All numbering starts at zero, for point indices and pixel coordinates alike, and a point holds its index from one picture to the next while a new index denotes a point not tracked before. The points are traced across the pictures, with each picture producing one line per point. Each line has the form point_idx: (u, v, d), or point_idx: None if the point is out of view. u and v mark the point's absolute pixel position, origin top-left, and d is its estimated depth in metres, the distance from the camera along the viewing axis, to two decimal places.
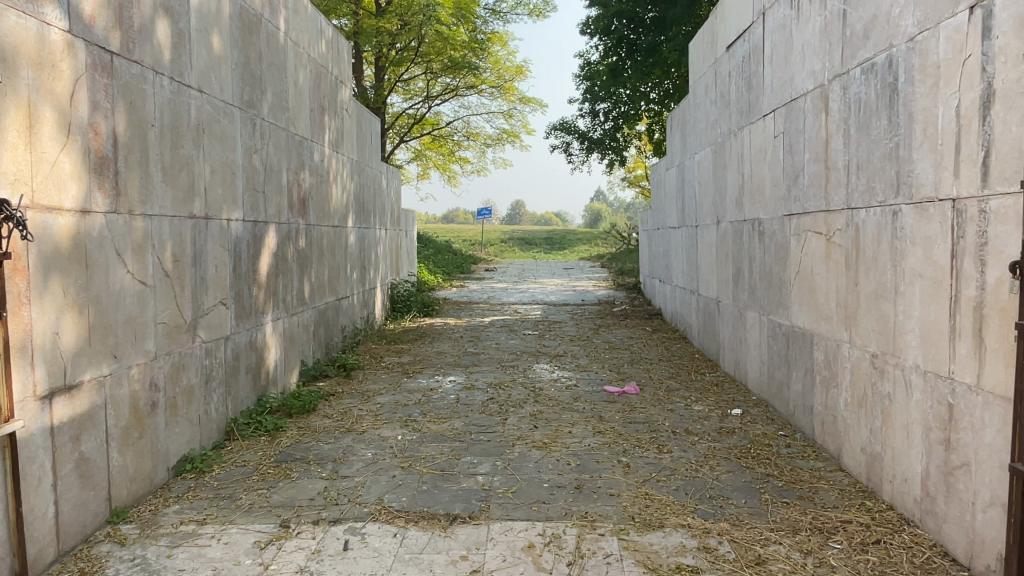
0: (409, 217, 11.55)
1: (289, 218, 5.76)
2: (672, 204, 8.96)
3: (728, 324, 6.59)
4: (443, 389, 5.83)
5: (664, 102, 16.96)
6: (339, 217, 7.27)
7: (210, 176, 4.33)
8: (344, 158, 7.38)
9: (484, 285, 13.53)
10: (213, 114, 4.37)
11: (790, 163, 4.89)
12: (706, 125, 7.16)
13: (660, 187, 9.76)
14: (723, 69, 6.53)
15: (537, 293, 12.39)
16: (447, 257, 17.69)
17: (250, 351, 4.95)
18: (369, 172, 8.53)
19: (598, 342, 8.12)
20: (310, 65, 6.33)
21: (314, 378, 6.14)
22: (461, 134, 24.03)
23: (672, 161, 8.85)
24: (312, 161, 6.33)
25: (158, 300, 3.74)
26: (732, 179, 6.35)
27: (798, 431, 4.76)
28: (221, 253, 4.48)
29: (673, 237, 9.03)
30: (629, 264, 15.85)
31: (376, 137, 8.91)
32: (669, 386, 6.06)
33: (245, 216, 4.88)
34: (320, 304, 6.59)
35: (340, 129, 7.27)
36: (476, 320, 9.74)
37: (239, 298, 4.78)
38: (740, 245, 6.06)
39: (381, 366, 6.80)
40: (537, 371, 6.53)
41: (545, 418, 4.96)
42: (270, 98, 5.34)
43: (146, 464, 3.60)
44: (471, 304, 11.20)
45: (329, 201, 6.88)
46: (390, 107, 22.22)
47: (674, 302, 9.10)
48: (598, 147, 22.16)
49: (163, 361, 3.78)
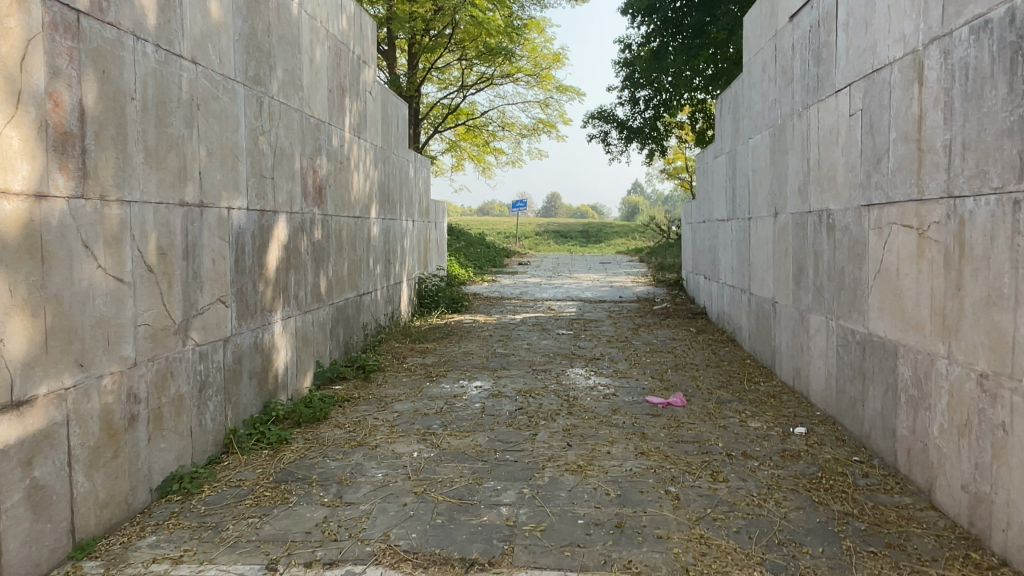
0: (439, 208, 11.05)
1: (303, 207, 5.27)
2: (721, 194, 8.27)
3: (786, 328, 5.91)
4: (468, 396, 5.29)
5: (710, 87, 16.17)
6: (361, 208, 6.78)
7: (207, 159, 3.84)
8: (367, 144, 6.88)
9: (518, 279, 12.99)
10: (210, 89, 3.88)
11: (871, 145, 4.21)
12: (764, 107, 6.46)
13: (708, 177, 9.06)
14: (785, 42, 5.83)
15: (573, 289, 11.79)
16: (480, 249, 17.18)
17: (256, 353, 4.47)
18: (395, 159, 8.04)
19: (639, 344, 7.50)
20: (329, 41, 5.83)
21: (330, 380, 5.66)
22: (496, 124, 23.47)
23: (722, 148, 8.16)
24: (330, 146, 5.84)
25: (140, 298, 3.27)
26: (795, 166, 5.66)
27: (875, 458, 4.09)
28: (220, 246, 4.00)
29: (722, 231, 8.34)
30: (670, 257, 15.17)
31: (403, 123, 8.41)
32: (720, 397, 5.42)
33: (250, 204, 4.40)
34: (339, 301, 6.11)
35: (363, 113, 6.77)
36: (508, 318, 9.19)
37: (242, 294, 4.29)
38: (804, 240, 5.39)
39: (403, 368, 6.30)
40: (572, 377, 5.95)
41: (581, 435, 4.38)
42: (281, 75, 4.85)
43: (121, 487, 3.14)
44: (503, 300, 10.66)
45: (350, 189, 6.39)
46: (424, 96, 21.76)
47: (721, 302, 8.43)
48: (637, 136, 21.41)
49: (145, 369, 3.31)
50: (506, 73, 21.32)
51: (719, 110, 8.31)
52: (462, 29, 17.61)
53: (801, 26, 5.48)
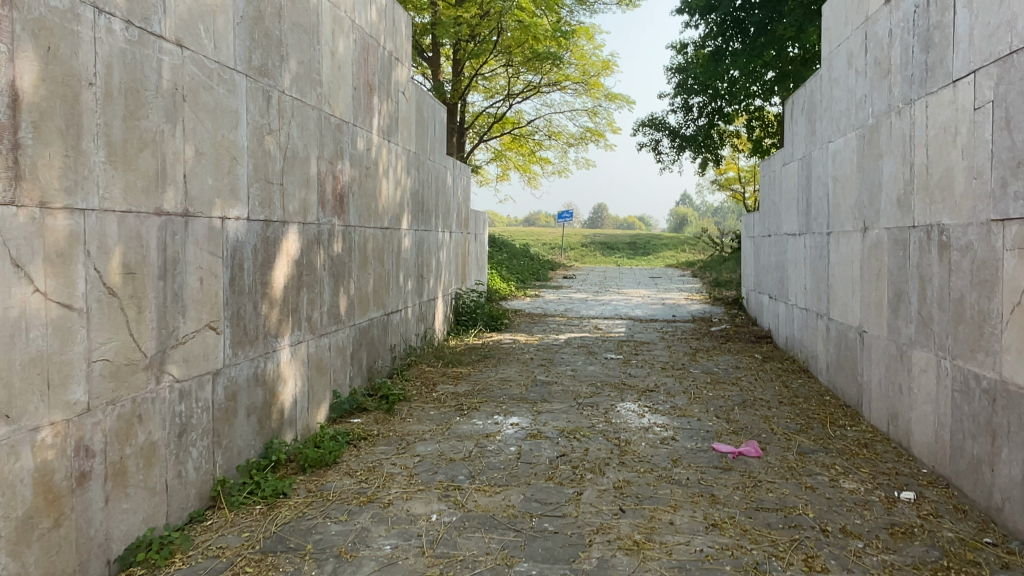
0: (479, 219, 10.43)
1: (320, 216, 4.66)
2: (793, 206, 7.40)
3: (878, 363, 5.02)
4: (503, 436, 4.58)
5: (776, 88, 15.14)
6: (391, 218, 6.17)
7: (194, 161, 3.25)
8: (398, 149, 6.28)
9: (563, 294, 12.25)
10: (201, 78, 3.29)
11: (1008, 145, 3.36)
12: (848, 105, 5.61)
13: (775, 187, 8.20)
14: (880, 29, 4.98)
15: (622, 306, 10.99)
16: (523, 262, 16.49)
17: (255, 386, 3.85)
18: (430, 166, 7.43)
19: (698, 373, 6.67)
20: (355, 34, 5.25)
21: (349, 412, 5.02)
22: (542, 133, 22.83)
23: (794, 154, 7.30)
24: (353, 149, 5.24)
25: (97, 327, 2.67)
26: (891, 173, 4.80)
27: (1015, 542, 3.21)
28: (211, 263, 3.39)
29: (792, 247, 7.46)
30: (727, 273, 14.21)
31: (441, 127, 7.80)
32: (800, 445, 4.58)
33: (253, 214, 3.80)
34: (362, 322, 5.48)
35: (395, 115, 6.18)
36: (551, 338, 8.46)
37: (239, 318, 3.68)
38: (907, 260, 4.52)
39: (432, 397, 5.63)
40: (623, 413, 5.18)
41: (637, 494, 3.62)
42: (294, 67, 4.26)
43: (64, 564, 2.53)
44: (546, 318, 9.94)
45: (377, 198, 5.78)
46: (469, 105, 21.28)
47: (791, 327, 7.53)
48: (690, 145, 20.43)
49: (103, 414, 2.70)
50: (553, 81, 20.69)
51: (790, 112, 7.46)
52: (508, 35, 17.06)
53: (902, 8, 4.63)
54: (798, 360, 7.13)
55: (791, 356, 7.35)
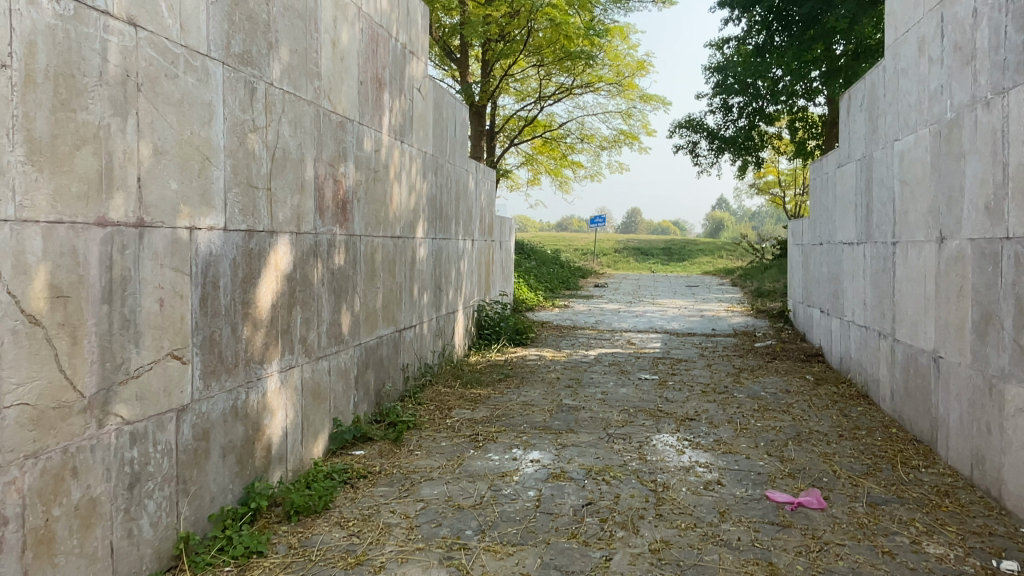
0: (505, 225, 9.88)
1: (318, 225, 4.15)
2: (850, 213, 6.68)
3: (958, 396, 4.31)
4: (522, 477, 3.99)
5: (825, 84, 14.33)
6: (403, 226, 5.64)
7: (152, 161, 2.75)
8: (413, 150, 5.76)
9: (594, 305, 11.62)
10: (162, 64, 2.80)
11: None
12: (920, 98, 4.92)
13: (828, 192, 7.48)
14: (961, 8, 4.29)
15: (657, 318, 10.31)
16: (552, 270, 15.88)
17: (234, 422, 3.33)
18: (450, 169, 6.90)
19: (743, 398, 5.99)
20: (362, 22, 4.74)
21: (352, 444, 4.49)
22: (575, 136, 22.23)
23: (852, 155, 6.59)
24: (359, 151, 4.72)
25: (11, 364, 2.19)
26: (977, 175, 4.10)
27: None
28: (175, 282, 2.89)
29: (849, 258, 6.74)
30: (770, 282, 13.43)
31: (461, 128, 7.27)
32: (869, 494, 3.90)
33: (232, 223, 3.29)
34: (368, 341, 4.95)
35: (409, 114, 5.66)
36: (580, 354, 7.85)
37: (213, 344, 3.17)
38: (1000, 278, 3.82)
39: (446, 423, 5.08)
40: (660, 448, 4.56)
41: (678, 561, 3.00)
42: (286, 57, 3.76)
43: None
44: (576, 331, 9.33)
45: (387, 204, 5.27)
46: (499, 108, 20.79)
47: (848, 346, 6.80)
48: (729, 147, 19.73)
49: (19, 471, 2.22)
50: (586, 83, 20.10)
51: (846, 109, 6.76)
52: (539, 36, 16.51)
53: None
54: (857, 385, 6.40)
55: (848, 380, 6.61)
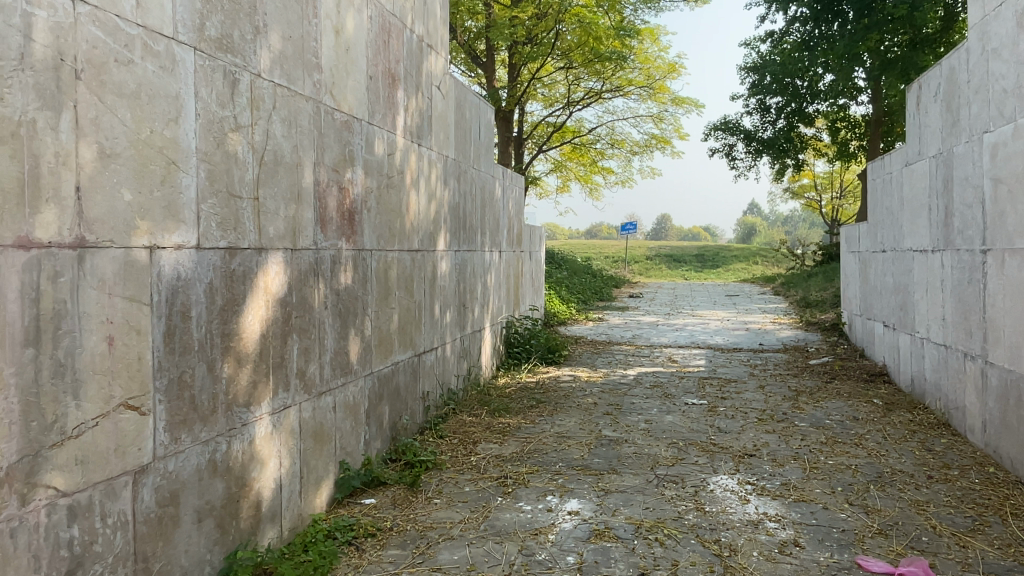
0: (534, 234, 9.28)
1: (319, 239, 3.59)
2: (924, 216, 5.92)
3: None
4: (559, 535, 3.36)
5: (878, 77, 13.47)
6: (422, 238, 5.07)
7: (97, 166, 2.20)
8: (432, 154, 5.20)
9: (629, 317, 10.94)
10: (111, 47, 2.25)
11: None
12: (1019, 81, 4.20)
13: (892, 194, 6.74)
14: None
15: (698, 332, 9.59)
16: (584, 280, 15.20)
17: (212, 480, 2.77)
18: (474, 175, 6.33)
19: (807, 428, 5.27)
20: (371, 9, 4.18)
21: (361, 490, 3.92)
22: (605, 141, 21.59)
23: (926, 152, 5.85)
24: (369, 154, 4.17)
25: None
26: None
27: None
28: (129, 315, 2.33)
29: (923, 267, 5.97)
30: (818, 291, 12.60)
31: (487, 130, 6.70)
32: (985, 560, 3.18)
33: (208, 240, 2.75)
34: (382, 369, 4.38)
35: (427, 114, 5.10)
36: (618, 374, 7.18)
37: (182, 387, 2.61)
38: None
39: (470, 461, 4.47)
40: (720, 494, 3.89)
41: None
42: (277, 44, 3.22)
43: None
44: (612, 347, 8.66)
45: (403, 214, 4.71)
46: (527, 114, 20.23)
47: (922, 367, 6.02)
48: (767, 150, 18.92)
49: None
50: (615, 86, 19.46)
51: (917, 100, 6.03)
52: (568, 37, 15.92)
53: None
54: (937, 413, 5.63)
55: (923, 407, 5.85)
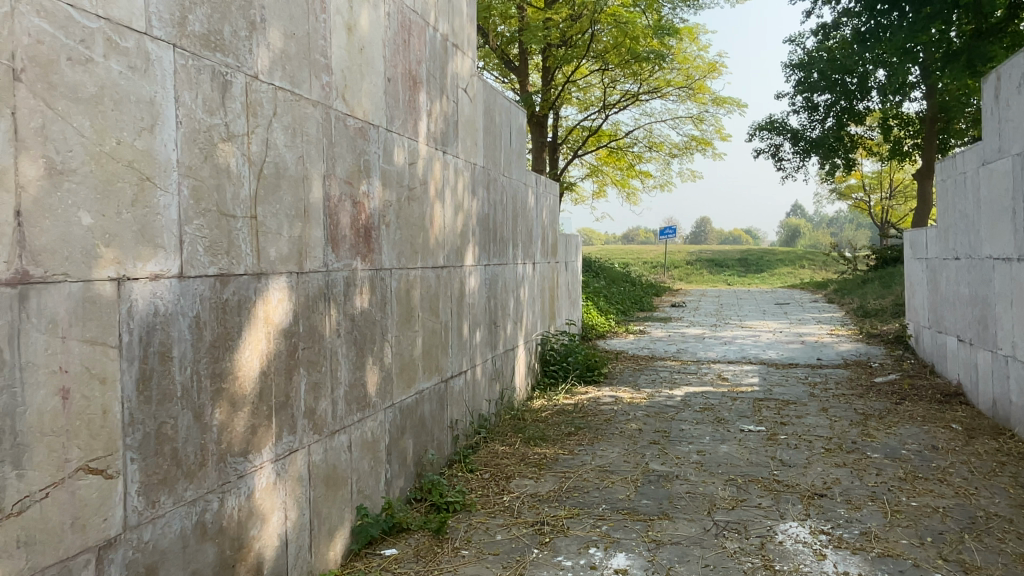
0: (571, 244, 8.80)
1: (330, 260, 3.20)
2: (1005, 220, 5.21)
3: None
4: None
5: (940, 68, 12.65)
6: (448, 253, 4.66)
7: (43, 185, 1.85)
8: (459, 162, 4.79)
9: (672, 329, 10.37)
10: (61, 43, 1.90)
11: None
12: None
13: (964, 195, 6.04)
14: None
15: (748, 346, 8.99)
16: (623, 288, 14.66)
17: (200, 545, 2.39)
18: (506, 183, 5.91)
19: (881, 460, 4.68)
20: (389, 4, 3.79)
21: (382, 538, 3.51)
22: (642, 144, 21.01)
23: (1006, 149, 5.17)
24: (387, 164, 3.77)
25: None
26: None
27: None
28: (89, 360, 1.96)
29: (1004, 278, 5.25)
30: (874, 300, 11.83)
31: (519, 136, 6.28)
32: None
33: (194, 266, 2.37)
34: (405, 399, 3.97)
35: (453, 118, 4.70)
36: (663, 394, 6.66)
37: (161, 440, 2.23)
38: None
39: (503, 501, 4.02)
40: (791, 547, 3.37)
41: None
42: (278, 42, 2.84)
43: None
44: (656, 363, 8.13)
45: (427, 228, 4.30)
46: (562, 118, 19.78)
47: (1004, 390, 5.33)
48: (816, 150, 18.15)
49: None
50: (653, 88, 18.88)
51: (996, 90, 5.34)
52: (604, 38, 15.44)
53: None
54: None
55: (1009, 434, 5.12)
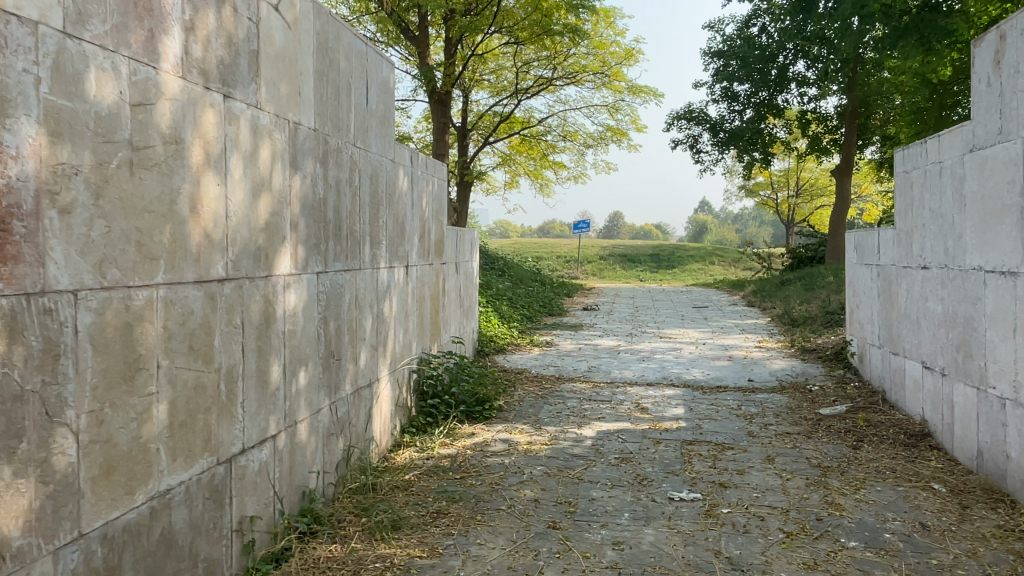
0: (466, 240, 7.18)
1: None
2: (989, 217, 3.91)
3: None
4: None
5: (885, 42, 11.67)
6: (239, 256, 2.93)
7: None
8: (260, 115, 3.08)
9: (584, 340, 8.95)
10: None
11: None
12: None
13: (934, 189, 4.71)
14: None
15: (670, 363, 7.65)
16: (531, 289, 13.16)
17: None
18: (363, 155, 4.22)
19: (864, 552, 3.24)
20: None
21: None
22: (556, 133, 19.70)
23: (993, 127, 3.84)
24: (66, 98, 2.04)
25: None
26: None
27: None
28: None
29: (990, 291, 3.93)
30: (800, 306, 10.88)
31: (385, 95, 4.59)
32: None
33: None
34: (121, 516, 2.26)
35: (249, 46, 2.98)
36: (571, 434, 5.16)
37: None
38: None
39: None
40: None
41: None
42: None
43: None
44: (563, 387, 6.65)
45: (185, 215, 2.57)
46: (470, 100, 18.19)
47: (984, 436, 4.03)
48: (733, 142, 17.38)
49: None
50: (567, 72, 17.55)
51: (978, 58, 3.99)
52: (514, 8, 13.88)
53: None
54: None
55: (1009, 501, 3.64)
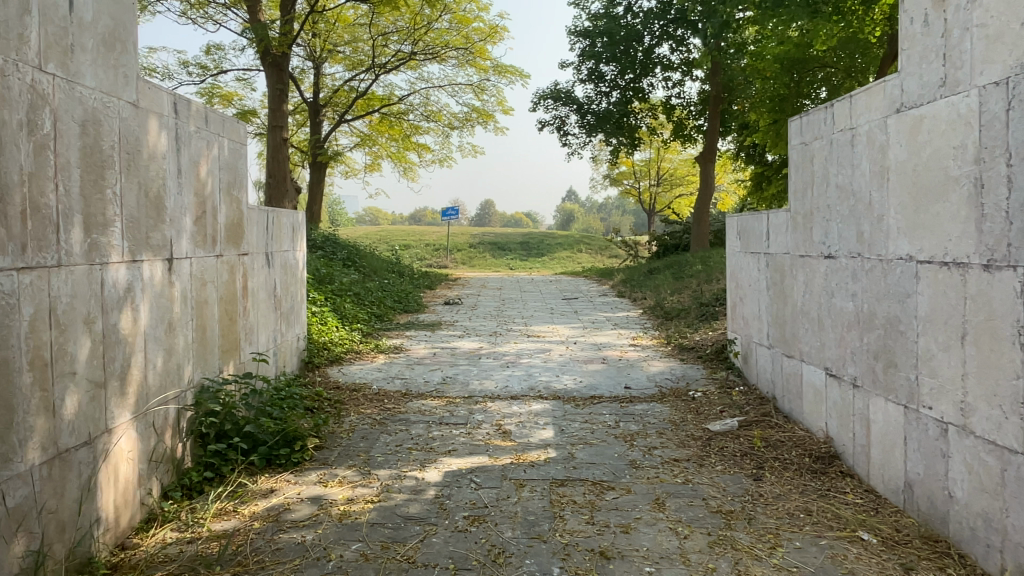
0: (286, 225, 5.72)
1: None
2: (926, 193, 3.10)
3: None
4: None
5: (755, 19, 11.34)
6: None
7: None
8: None
9: (441, 342, 7.73)
10: None
11: None
12: None
13: (844, 163, 3.90)
14: None
15: (538, 370, 6.59)
16: (385, 283, 11.74)
17: None
18: (69, 89, 2.72)
19: None
20: None
21: None
22: (418, 112, 18.30)
23: (932, 78, 3.01)
24: None
25: None
26: None
27: None
28: None
29: (925, 287, 3.13)
30: (672, 297, 10.33)
31: (118, 7, 3.07)
32: None
33: None
34: None
35: None
36: (410, 478, 3.92)
37: None
38: None
39: None
40: None
41: None
42: None
43: None
44: (409, 405, 5.40)
45: None
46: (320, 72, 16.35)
47: (914, 466, 3.24)
48: (601, 125, 16.81)
49: None
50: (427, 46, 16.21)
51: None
52: None
53: None
54: None
55: (957, 556, 2.88)
